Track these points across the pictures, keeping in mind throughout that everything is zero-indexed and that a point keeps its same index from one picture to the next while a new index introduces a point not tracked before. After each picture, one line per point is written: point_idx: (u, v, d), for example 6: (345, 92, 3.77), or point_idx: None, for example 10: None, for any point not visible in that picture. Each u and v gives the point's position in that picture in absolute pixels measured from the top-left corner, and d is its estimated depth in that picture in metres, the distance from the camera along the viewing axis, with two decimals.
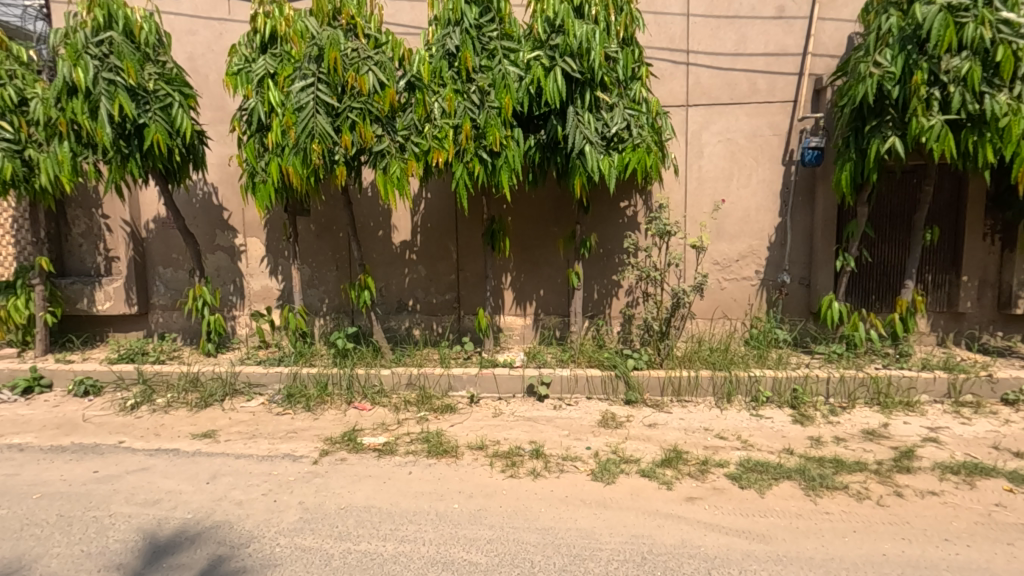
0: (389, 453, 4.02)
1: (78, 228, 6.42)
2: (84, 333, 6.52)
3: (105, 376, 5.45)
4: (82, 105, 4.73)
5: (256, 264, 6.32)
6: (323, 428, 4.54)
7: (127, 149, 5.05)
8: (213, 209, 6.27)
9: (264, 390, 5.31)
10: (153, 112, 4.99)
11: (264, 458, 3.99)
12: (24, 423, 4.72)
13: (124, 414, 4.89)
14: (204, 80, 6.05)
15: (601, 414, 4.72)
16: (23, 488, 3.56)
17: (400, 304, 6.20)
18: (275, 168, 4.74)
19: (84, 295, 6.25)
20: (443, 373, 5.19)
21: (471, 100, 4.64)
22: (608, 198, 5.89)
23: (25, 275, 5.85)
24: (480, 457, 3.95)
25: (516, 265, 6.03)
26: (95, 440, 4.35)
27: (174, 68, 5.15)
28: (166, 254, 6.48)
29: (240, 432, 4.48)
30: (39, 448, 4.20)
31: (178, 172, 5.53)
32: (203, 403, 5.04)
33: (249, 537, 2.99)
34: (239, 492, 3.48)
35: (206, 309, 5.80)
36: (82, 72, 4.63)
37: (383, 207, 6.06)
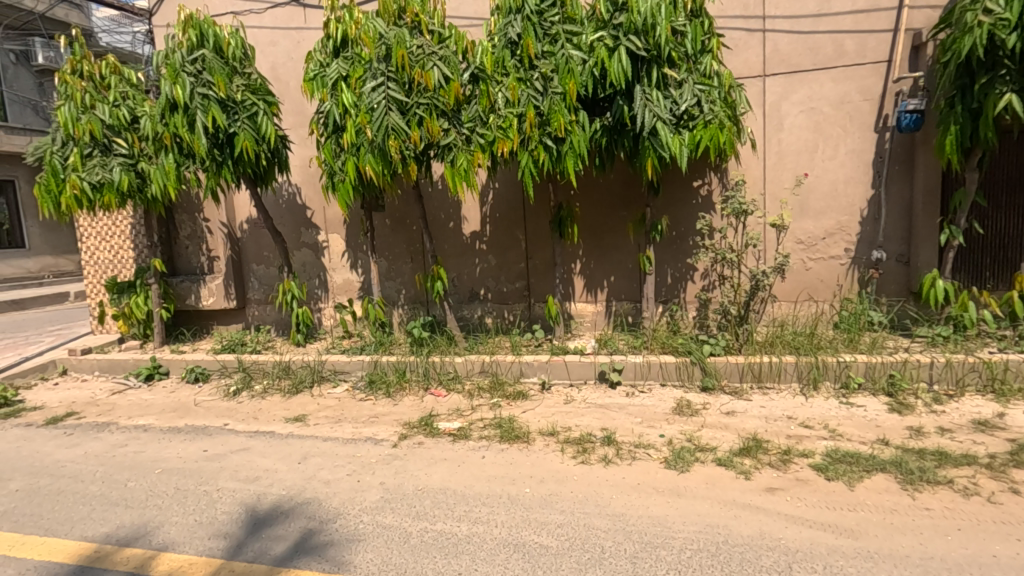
0: (463, 438, 4.15)
1: (184, 231, 7.09)
2: (194, 326, 7.22)
3: (211, 365, 6.01)
4: (181, 119, 5.18)
5: (338, 258, 6.69)
6: (401, 413, 4.77)
7: (221, 157, 5.48)
8: (298, 208, 6.69)
9: (348, 376, 5.66)
10: (241, 121, 5.38)
11: (348, 441, 4.25)
12: (147, 406, 5.33)
13: (227, 399, 5.39)
14: (285, 87, 6.44)
15: (676, 401, 4.60)
16: (147, 463, 4.03)
17: (472, 293, 6.34)
18: (351, 167, 4.97)
19: (192, 292, 6.90)
20: (514, 361, 5.27)
21: (535, 87, 4.62)
22: (681, 178, 5.67)
23: (143, 275, 6.57)
24: (552, 444, 3.99)
25: (586, 252, 5.97)
26: (205, 422, 4.82)
27: (258, 78, 5.55)
28: (258, 253, 7.00)
29: (327, 417, 4.79)
30: (159, 429, 4.72)
31: (266, 175, 5.94)
32: (295, 389, 5.45)
33: (336, 513, 3.21)
34: (327, 472, 3.74)
35: (294, 303, 6.24)
36: (181, 89, 5.07)
37: (453, 200, 6.21)
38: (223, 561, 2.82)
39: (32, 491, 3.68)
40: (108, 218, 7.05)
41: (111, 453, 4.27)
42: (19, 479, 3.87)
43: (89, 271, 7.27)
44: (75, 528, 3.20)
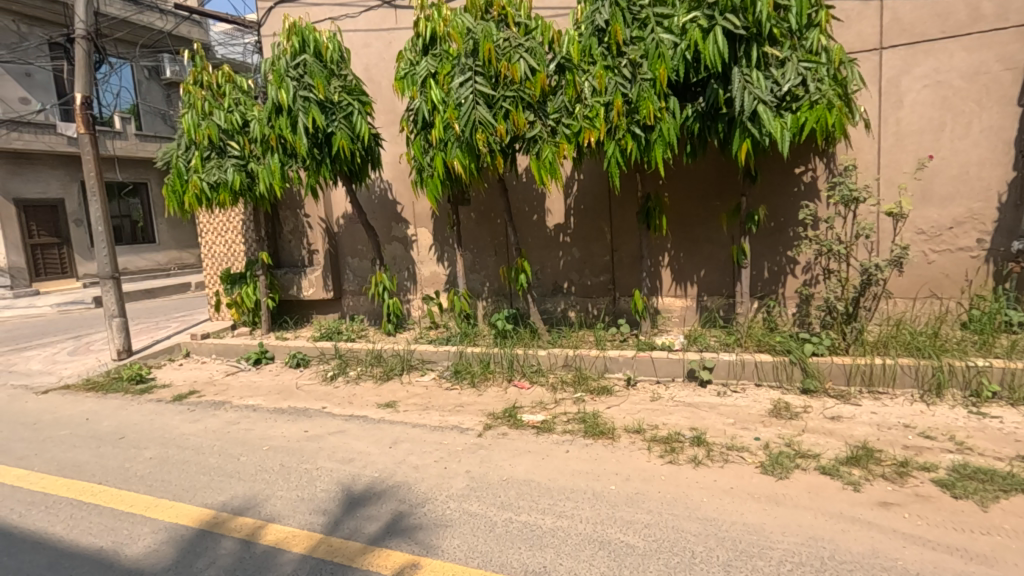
0: (547, 431, 4.15)
1: (287, 226, 7.62)
2: (296, 314, 7.76)
3: (311, 351, 6.45)
4: (285, 121, 5.53)
5: (425, 252, 6.91)
6: (486, 404, 4.84)
7: (321, 155, 5.81)
8: (389, 204, 6.97)
9: (435, 366, 5.84)
10: (338, 121, 5.66)
11: (435, 428, 4.38)
12: (257, 387, 5.80)
13: (325, 383, 5.75)
14: (378, 87, 6.71)
15: (773, 402, 4.32)
16: (256, 440, 4.39)
17: (555, 287, 6.30)
18: (439, 162, 5.09)
19: (294, 283, 7.41)
20: (598, 355, 5.19)
21: (623, 74, 4.48)
22: (781, 164, 5.29)
23: (253, 267, 7.17)
24: (637, 441, 3.88)
25: (674, 244, 5.74)
26: (306, 405, 5.17)
27: (354, 79, 5.83)
28: (353, 246, 7.38)
29: (416, 404, 4.98)
30: (266, 409, 5.12)
31: (360, 172, 6.23)
32: (386, 376, 5.72)
33: (425, 498, 3.31)
34: (415, 457, 3.88)
35: (386, 294, 6.54)
36: (285, 92, 5.41)
37: (537, 192, 6.20)
38: (322, 536, 3.00)
39: (162, 459, 4.13)
40: (223, 215, 7.72)
41: (226, 429, 4.68)
42: (152, 448, 4.35)
43: (208, 263, 8.03)
44: (197, 495, 3.54)
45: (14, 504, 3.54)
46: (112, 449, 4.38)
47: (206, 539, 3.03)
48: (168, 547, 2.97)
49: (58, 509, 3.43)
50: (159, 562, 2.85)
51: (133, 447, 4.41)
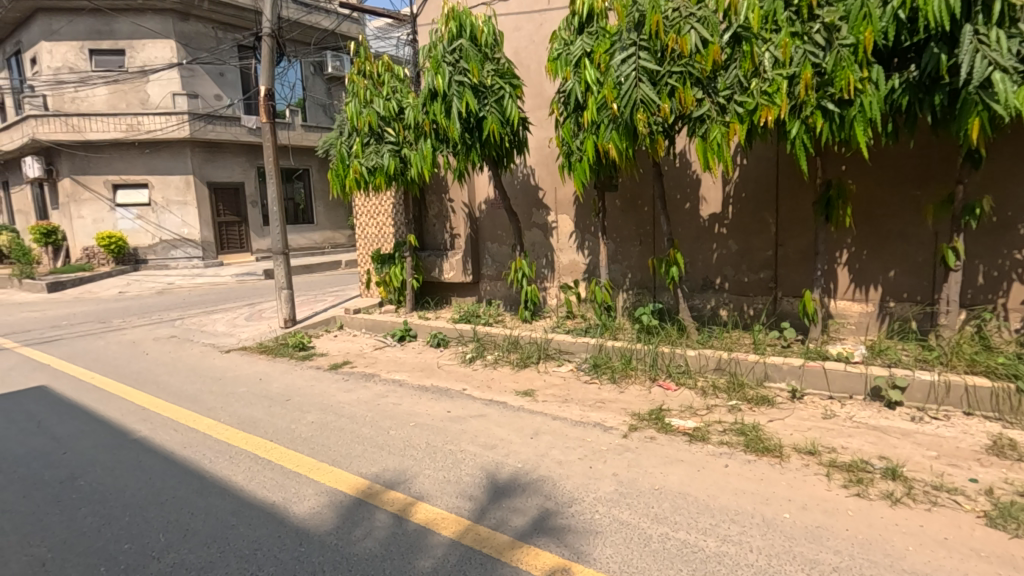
0: (701, 440, 3.78)
1: (432, 210, 7.89)
2: (436, 296, 8.04)
3: (451, 332, 6.61)
4: (440, 106, 5.59)
5: (566, 239, 6.74)
6: (629, 403, 4.57)
7: (471, 140, 5.84)
8: (531, 189, 6.88)
9: (573, 357, 5.66)
10: (490, 105, 5.65)
11: (577, 423, 4.21)
12: (402, 363, 6.07)
13: (465, 365, 5.85)
14: (527, 70, 6.63)
15: (990, 437, 3.54)
16: (403, 416, 4.54)
17: (706, 282, 5.80)
18: (591, 145, 4.85)
19: (436, 266, 7.65)
20: (757, 360, 4.66)
21: (815, 41, 3.90)
22: (1013, 145, 4.32)
23: (400, 249, 7.54)
24: (812, 464, 3.38)
25: (857, 240, 4.97)
26: (447, 385, 5.28)
27: (506, 62, 5.79)
28: (493, 232, 7.42)
29: (555, 395, 4.85)
30: (411, 385, 5.32)
31: (507, 157, 6.19)
32: (522, 363, 5.66)
33: (571, 498, 3.16)
34: (558, 452, 3.74)
35: (524, 281, 6.50)
36: (441, 78, 5.46)
37: (692, 178, 5.72)
38: (470, 522, 2.96)
39: (322, 424, 4.43)
40: (376, 198, 8.21)
41: (376, 401, 4.93)
42: (313, 413, 4.69)
43: (361, 243, 8.62)
44: (353, 464, 3.71)
45: (205, 451, 3.99)
46: (281, 410, 4.81)
47: (362, 509, 3.14)
48: (330, 511, 3.12)
49: (239, 461, 3.80)
50: (323, 525, 3.00)
51: (298, 410, 4.80)
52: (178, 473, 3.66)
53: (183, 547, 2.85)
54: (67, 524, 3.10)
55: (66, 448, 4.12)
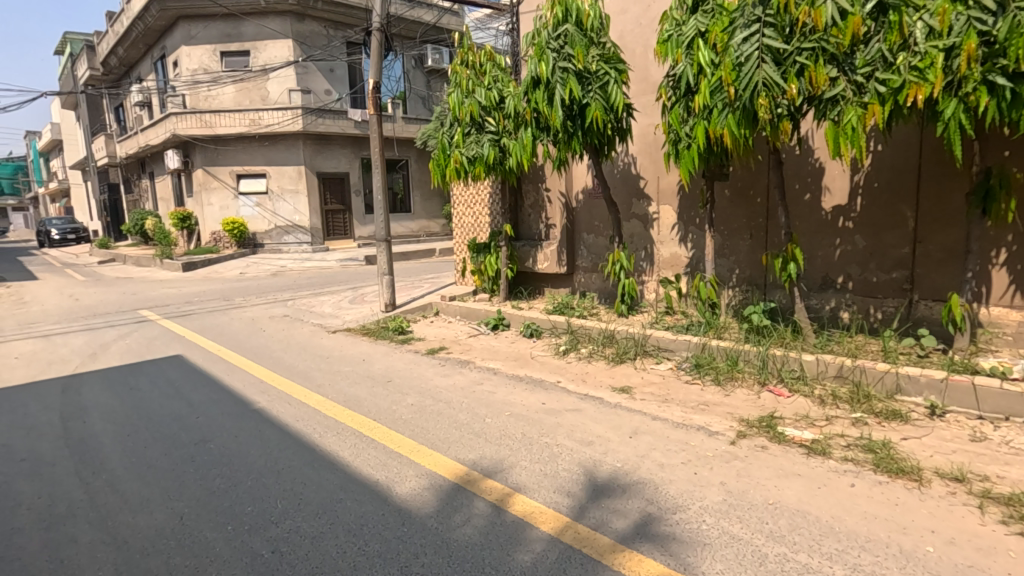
0: (821, 454, 3.45)
1: (528, 200, 7.90)
2: (529, 286, 8.04)
3: (544, 323, 6.58)
4: (543, 94, 5.51)
5: (667, 231, 6.44)
6: (735, 407, 4.28)
7: (573, 128, 5.71)
8: (632, 178, 6.66)
9: (672, 355, 5.41)
10: (594, 91, 5.48)
11: (679, 425, 4.00)
12: (496, 352, 6.12)
13: (558, 357, 5.78)
14: (633, 54, 6.39)
15: None
16: (499, 404, 4.56)
17: (826, 280, 5.31)
18: (703, 132, 4.56)
19: (530, 256, 7.62)
20: (888, 369, 4.17)
21: (983, 6, 3.38)
22: None
23: (496, 238, 7.63)
24: (959, 493, 2.96)
25: (1019, 238, 4.30)
26: (541, 376, 5.25)
27: (612, 46, 5.59)
28: (590, 222, 7.25)
29: (653, 393, 4.65)
30: (506, 374, 5.34)
31: (608, 145, 6.00)
32: (619, 358, 5.50)
33: (676, 504, 3.00)
34: (659, 454, 3.57)
35: (622, 273, 6.30)
36: (545, 65, 5.38)
37: (815, 166, 5.24)
38: (569, 520, 2.90)
39: (421, 407, 4.56)
40: (474, 188, 8.32)
41: (472, 388, 4.99)
42: (412, 396, 4.84)
43: (458, 232, 8.80)
44: (452, 448, 3.78)
45: (316, 425, 4.24)
46: (383, 390, 5.02)
47: (461, 495, 3.18)
48: (430, 494, 3.19)
49: (346, 437, 4.00)
50: (424, 507, 3.07)
51: (398, 391, 4.98)
52: (293, 444, 3.92)
53: (298, 515, 3.03)
54: (200, 483, 3.41)
55: (199, 413, 4.56)
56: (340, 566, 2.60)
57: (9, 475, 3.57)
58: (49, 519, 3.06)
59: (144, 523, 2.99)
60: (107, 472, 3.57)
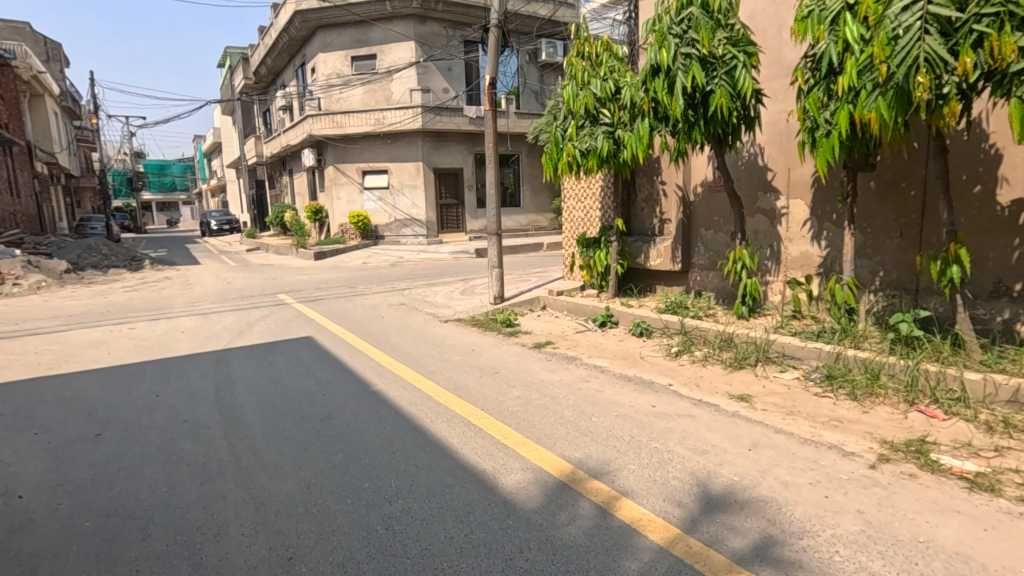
0: (987, 491, 2.94)
1: (642, 193, 7.71)
2: (640, 283, 7.82)
3: (656, 323, 6.33)
4: (662, 83, 5.24)
5: (797, 228, 5.89)
6: (876, 426, 3.80)
7: (694, 117, 5.38)
8: (758, 170, 6.18)
9: (799, 364, 4.95)
10: (719, 77, 5.13)
11: (807, 442, 3.63)
12: (604, 349, 5.99)
13: (669, 359, 5.53)
14: (764, 36, 5.93)
15: None
16: (606, 404, 4.45)
17: (998, 287, 4.54)
18: (846, 117, 4.07)
19: (642, 252, 7.40)
20: None
21: None
22: None
23: (607, 233, 7.44)
24: None
25: None
26: (651, 378, 5.04)
27: (741, 29, 5.21)
28: (709, 217, 6.83)
29: (777, 404, 4.27)
30: (613, 373, 5.20)
31: (732, 135, 5.60)
32: (737, 364, 5.13)
33: (802, 528, 2.72)
34: (783, 471, 3.27)
35: (744, 273, 5.87)
36: (666, 52, 5.10)
37: (988, 153, 4.50)
38: (679, 532, 2.74)
39: (527, 401, 4.58)
40: (585, 181, 8.19)
41: (578, 385, 4.93)
42: (519, 389, 4.88)
43: (568, 226, 8.74)
44: (557, 445, 3.75)
45: (427, 410, 4.43)
46: (490, 381, 5.12)
47: (567, 493, 3.13)
48: (535, 489, 3.19)
49: (455, 424, 4.13)
50: (529, 501, 3.07)
51: (506, 383, 5.05)
52: (406, 427, 4.12)
53: (410, 496, 3.17)
54: (325, 456, 3.69)
55: (326, 391, 4.96)
56: (447, 550, 2.67)
57: (175, 434, 4.12)
58: (204, 475, 3.48)
59: (278, 487, 3.30)
60: (250, 438, 3.99)
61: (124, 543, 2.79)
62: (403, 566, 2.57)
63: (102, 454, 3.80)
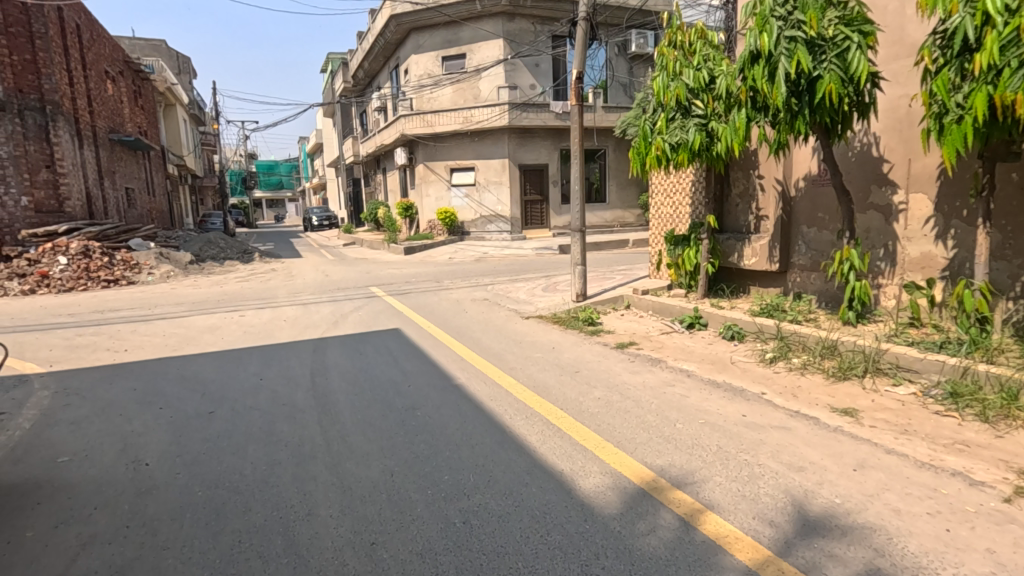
0: None
1: (737, 189, 7.29)
2: (732, 283, 7.41)
3: (748, 326, 5.96)
4: (762, 70, 4.89)
5: (918, 226, 5.29)
6: (1012, 454, 3.32)
7: (798, 106, 4.97)
8: (872, 162, 5.62)
9: (916, 377, 4.45)
10: (828, 61, 4.69)
11: (924, 466, 3.25)
12: (690, 353, 5.72)
13: (763, 365, 5.17)
14: (883, 13, 5.39)
15: None
16: (692, 410, 4.24)
17: None
18: (983, 100, 3.57)
19: (735, 250, 7.02)
20: None
21: None
22: None
23: (697, 230, 7.10)
24: None
25: None
26: (742, 385, 4.74)
27: (857, 6, 4.71)
28: (812, 213, 6.30)
29: (888, 422, 3.85)
30: (700, 378, 4.95)
31: (842, 123, 5.11)
32: (841, 374, 4.69)
33: (917, 564, 2.43)
34: (895, 498, 2.94)
35: (851, 275, 5.37)
36: (767, 36, 4.74)
37: None
38: (771, 554, 2.55)
39: (608, 402, 4.47)
40: (675, 176, 7.86)
41: (662, 389, 4.73)
42: (600, 390, 4.78)
43: (655, 223, 8.45)
44: (638, 450, 3.62)
45: (507, 406, 4.45)
46: (571, 380, 5.06)
47: (647, 502, 3.01)
48: (614, 495, 3.09)
49: (534, 422, 4.11)
50: (607, 507, 2.99)
51: (586, 383, 4.96)
52: (486, 422, 4.16)
53: (487, 492, 3.19)
54: (408, 445, 3.82)
55: (411, 382, 5.13)
56: (523, 549, 2.66)
57: (275, 416, 4.44)
58: (299, 456, 3.72)
59: (364, 473, 3.46)
60: (340, 424, 4.22)
61: (229, 514, 3.04)
62: (478, 561, 2.59)
63: (214, 430, 4.17)
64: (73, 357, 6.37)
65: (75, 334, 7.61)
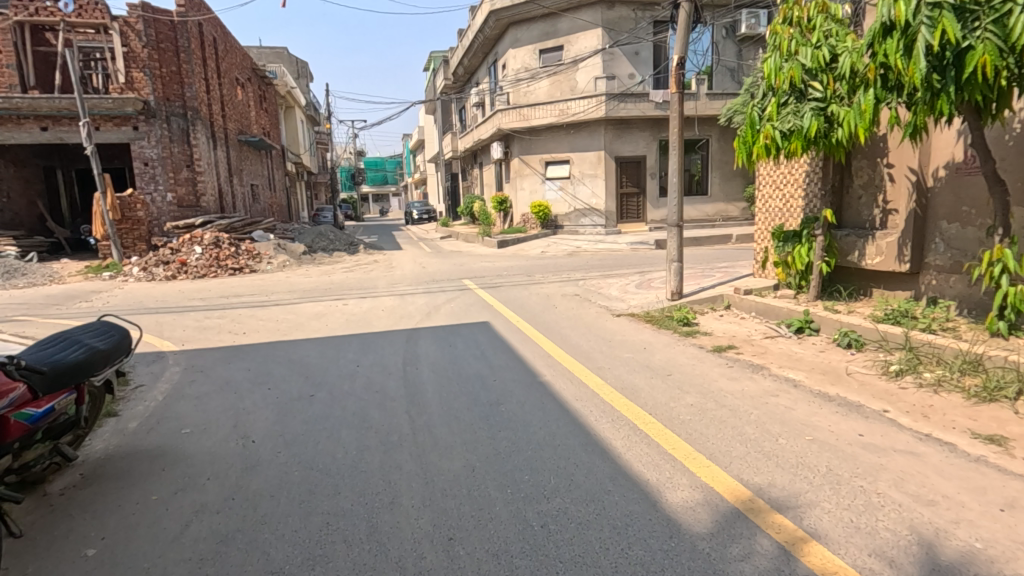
0: None
1: (860, 179, 6.53)
2: (851, 285, 6.68)
3: (869, 334, 5.34)
4: (896, 44, 4.28)
5: None
6: None
7: (941, 84, 4.30)
8: None
9: None
10: (983, 28, 3.96)
11: None
12: (798, 360, 5.22)
13: (887, 379, 4.57)
14: None
15: None
16: (798, 425, 3.84)
17: None
18: None
19: (856, 248, 6.35)
20: None
21: None
22: None
23: (811, 225, 6.47)
24: None
25: None
26: (860, 400, 4.22)
27: None
28: (954, 207, 5.49)
29: None
30: (809, 390, 4.49)
31: (998, 101, 4.36)
32: (986, 395, 4.03)
33: None
34: None
35: (1004, 278, 4.60)
36: (904, 5, 4.13)
37: None
38: None
39: (701, 410, 4.18)
40: (786, 166, 7.27)
41: (763, 399, 4.34)
42: (693, 396, 4.48)
43: (761, 217, 7.87)
44: (734, 465, 3.34)
45: (592, 407, 4.32)
46: (661, 384, 4.80)
47: (743, 524, 2.75)
48: (705, 513, 2.86)
49: (620, 426, 3.94)
50: (696, 525, 2.77)
51: (678, 388, 4.68)
52: (569, 423, 4.06)
53: (568, 496, 3.09)
54: (490, 441, 3.81)
55: (497, 376, 5.16)
56: (602, 562, 2.52)
57: (368, 402, 4.64)
58: (387, 444, 3.85)
59: (446, 466, 3.49)
60: (427, 415, 4.31)
61: (321, 496, 3.19)
62: (555, 568, 2.50)
63: (313, 413, 4.44)
64: (201, 338, 7.11)
65: (205, 316, 8.49)
